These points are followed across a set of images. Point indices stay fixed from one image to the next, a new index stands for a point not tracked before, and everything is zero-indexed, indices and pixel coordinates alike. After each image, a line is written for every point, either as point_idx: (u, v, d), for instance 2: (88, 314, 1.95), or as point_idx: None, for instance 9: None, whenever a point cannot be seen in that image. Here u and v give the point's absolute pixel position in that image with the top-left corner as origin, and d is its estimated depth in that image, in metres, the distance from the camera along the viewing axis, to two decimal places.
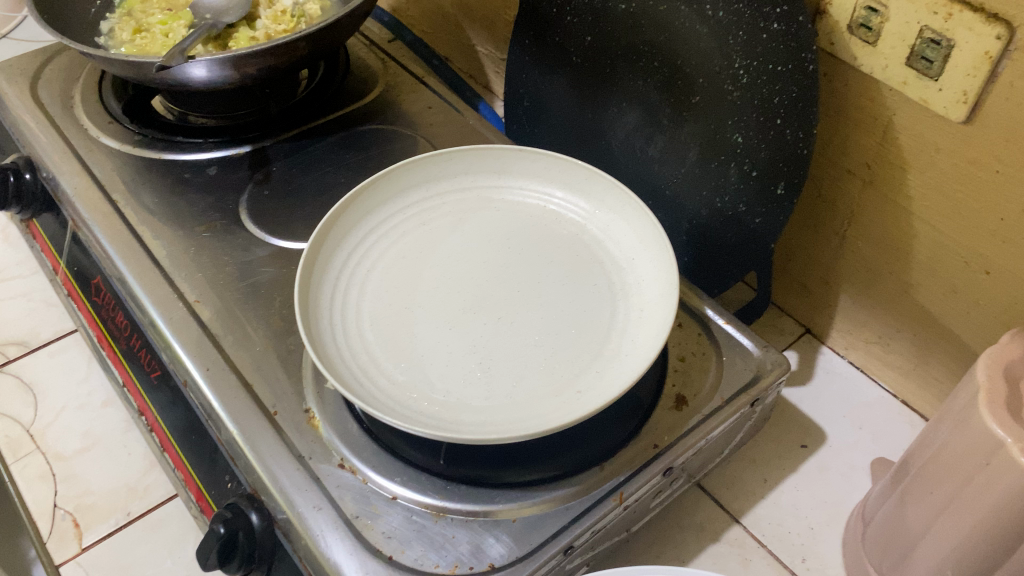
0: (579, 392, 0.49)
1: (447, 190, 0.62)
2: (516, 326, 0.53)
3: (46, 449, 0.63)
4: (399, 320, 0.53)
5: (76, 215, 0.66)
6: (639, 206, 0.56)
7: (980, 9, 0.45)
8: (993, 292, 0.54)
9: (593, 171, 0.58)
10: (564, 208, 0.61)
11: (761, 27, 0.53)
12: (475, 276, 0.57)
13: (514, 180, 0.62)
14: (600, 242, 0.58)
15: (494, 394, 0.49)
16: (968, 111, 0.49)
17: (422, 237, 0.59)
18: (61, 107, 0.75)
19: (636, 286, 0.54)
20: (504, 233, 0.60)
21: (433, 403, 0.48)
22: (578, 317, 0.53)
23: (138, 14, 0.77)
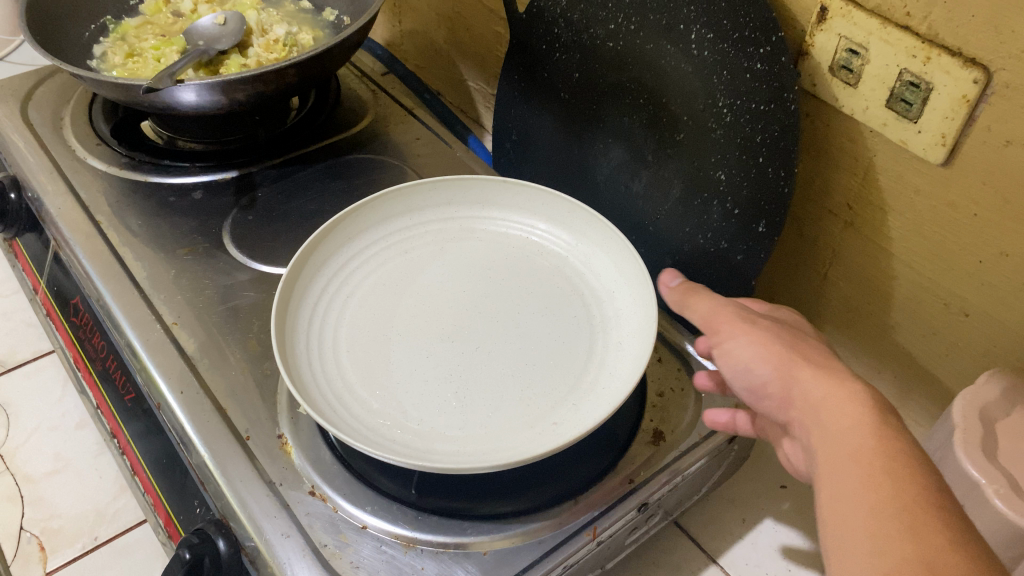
0: (556, 424, 0.48)
1: (429, 221, 0.62)
2: (493, 356, 0.53)
3: (15, 470, 0.62)
4: (377, 348, 0.53)
5: (58, 235, 0.66)
6: (620, 239, 0.56)
7: (957, 54, 0.46)
8: (971, 334, 0.54)
9: (576, 204, 0.59)
10: (545, 240, 0.61)
11: (745, 66, 0.54)
12: (454, 304, 0.56)
13: (498, 212, 0.62)
14: (581, 274, 0.58)
15: (468, 424, 0.49)
16: (948, 153, 0.49)
17: (402, 265, 0.59)
18: (51, 128, 0.75)
19: (615, 320, 0.54)
20: (484, 263, 0.60)
21: (407, 431, 0.48)
22: (556, 348, 0.53)
23: (132, 39, 0.78)
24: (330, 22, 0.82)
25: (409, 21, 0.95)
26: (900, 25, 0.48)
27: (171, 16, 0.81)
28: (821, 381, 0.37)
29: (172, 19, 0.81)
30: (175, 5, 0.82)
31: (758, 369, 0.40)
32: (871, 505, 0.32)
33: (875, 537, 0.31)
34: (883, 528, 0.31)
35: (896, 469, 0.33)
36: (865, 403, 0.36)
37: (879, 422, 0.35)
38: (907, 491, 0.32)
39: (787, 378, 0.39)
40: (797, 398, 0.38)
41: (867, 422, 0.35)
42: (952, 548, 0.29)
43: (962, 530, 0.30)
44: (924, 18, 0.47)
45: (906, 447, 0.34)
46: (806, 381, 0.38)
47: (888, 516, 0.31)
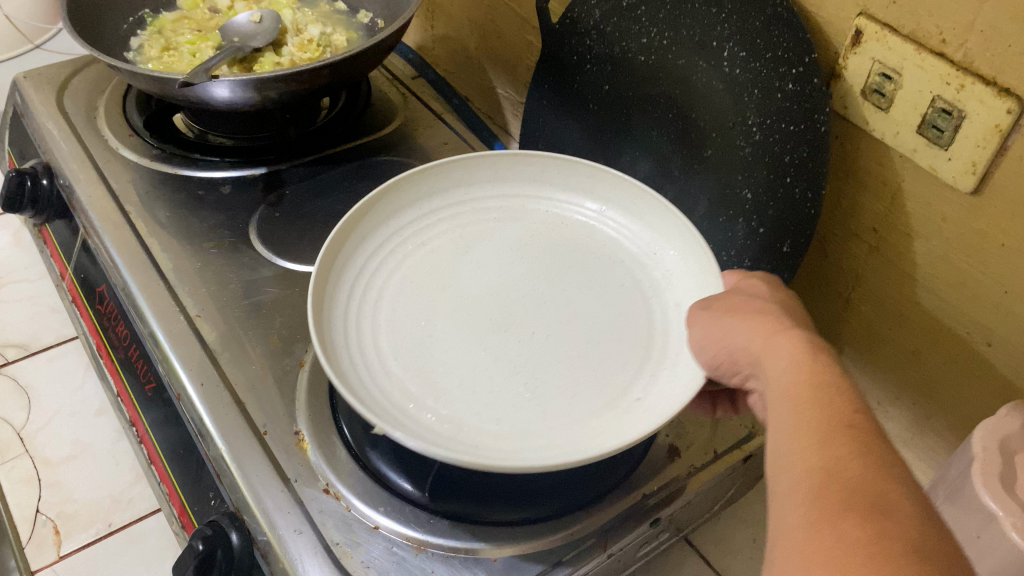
0: (641, 399, 0.47)
1: (442, 211, 0.58)
2: (547, 348, 0.50)
3: (35, 453, 0.63)
4: (421, 345, 0.50)
5: (87, 223, 0.67)
6: (658, 200, 0.55)
7: (992, 82, 0.45)
8: (994, 365, 0.54)
9: (600, 169, 0.57)
10: (569, 210, 0.59)
11: (777, 86, 0.54)
12: (490, 292, 0.54)
13: (509, 188, 0.60)
14: (617, 242, 0.57)
15: (543, 419, 0.46)
16: (978, 182, 0.49)
17: (427, 259, 0.56)
18: (85, 118, 0.77)
19: (665, 283, 0.54)
20: (515, 247, 0.57)
21: (485, 434, 0.45)
22: (614, 327, 0.52)
23: (168, 33, 0.79)
24: (364, 24, 0.83)
25: (441, 26, 0.96)
26: (934, 52, 0.48)
27: (206, 11, 0.82)
28: (756, 334, 0.39)
29: (208, 15, 0.82)
30: (212, 1, 0.83)
31: (709, 347, 0.42)
32: (794, 425, 0.33)
33: (792, 453, 0.32)
34: (801, 445, 0.32)
35: (822, 397, 0.34)
36: (796, 343, 0.37)
37: (812, 358, 0.36)
38: (827, 412, 0.33)
39: (728, 340, 0.40)
40: (740, 354, 0.40)
41: (800, 361, 0.36)
42: (859, 461, 0.31)
43: (875, 446, 0.31)
44: (959, 46, 0.47)
45: (835, 377, 0.35)
46: (739, 332, 0.40)
47: (808, 437, 0.32)
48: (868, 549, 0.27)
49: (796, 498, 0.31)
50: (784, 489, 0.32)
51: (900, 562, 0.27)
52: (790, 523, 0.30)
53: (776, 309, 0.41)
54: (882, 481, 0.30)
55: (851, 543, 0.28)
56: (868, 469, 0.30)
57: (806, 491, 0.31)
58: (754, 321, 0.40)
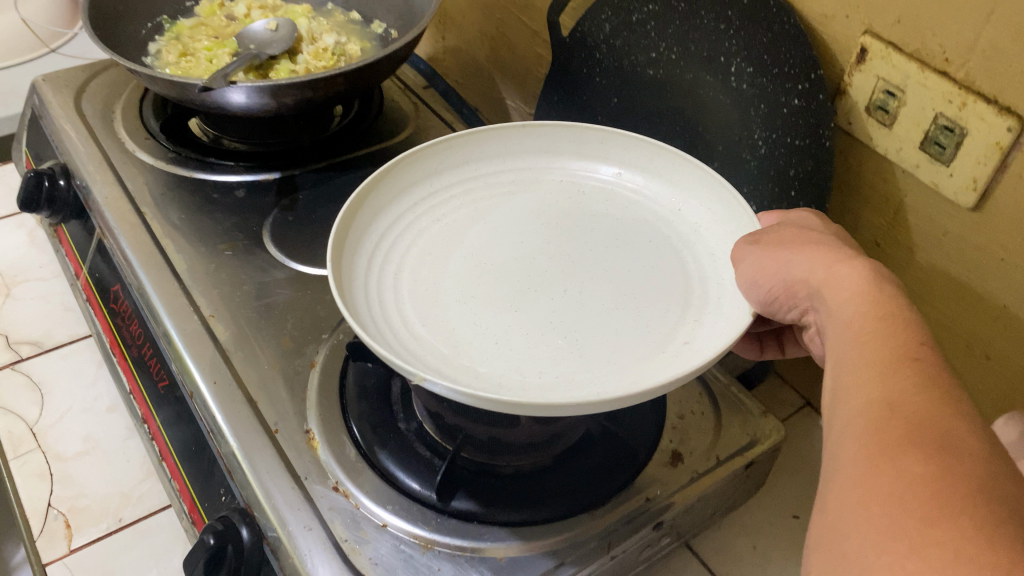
0: (688, 343, 0.45)
1: (452, 184, 0.57)
2: (578, 310, 0.49)
3: (47, 448, 0.64)
4: (447, 308, 0.48)
5: (103, 223, 0.68)
6: (676, 155, 0.55)
7: (993, 101, 0.47)
8: (993, 378, 0.55)
9: (609, 133, 0.57)
10: (584, 176, 0.59)
11: (783, 101, 0.55)
12: (514, 258, 0.53)
13: (519, 160, 0.59)
14: (641, 201, 0.57)
15: (589, 371, 0.44)
16: (979, 199, 0.50)
17: (443, 232, 0.54)
18: (102, 121, 0.78)
19: (694, 233, 0.53)
20: (532, 216, 0.56)
21: (533, 386, 0.43)
22: (647, 282, 0.50)
23: (185, 39, 0.81)
24: (377, 34, 0.85)
25: (452, 37, 0.97)
26: (937, 70, 0.49)
27: (223, 19, 0.83)
28: (817, 267, 0.40)
29: (225, 22, 0.83)
30: (229, 9, 0.85)
31: (764, 280, 0.42)
32: (858, 360, 0.34)
33: (855, 387, 0.32)
34: (863, 380, 0.32)
35: (890, 333, 0.34)
36: (858, 272, 0.38)
37: (877, 290, 0.36)
38: (892, 347, 0.33)
39: (785, 275, 0.41)
40: (798, 284, 0.40)
41: (864, 292, 0.37)
42: (925, 396, 0.30)
43: (942, 381, 0.31)
44: (962, 65, 0.48)
45: (902, 314, 0.35)
46: (797, 266, 0.40)
47: (872, 371, 0.32)
48: (928, 483, 0.27)
49: (854, 431, 0.31)
50: (842, 424, 0.32)
51: (959, 496, 0.26)
52: (846, 456, 0.30)
53: (834, 244, 0.41)
54: (947, 416, 0.29)
55: (908, 477, 0.27)
56: (934, 404, 0.30)
57: (864, 426, 0.30)
58: (814, 254, 0.40)
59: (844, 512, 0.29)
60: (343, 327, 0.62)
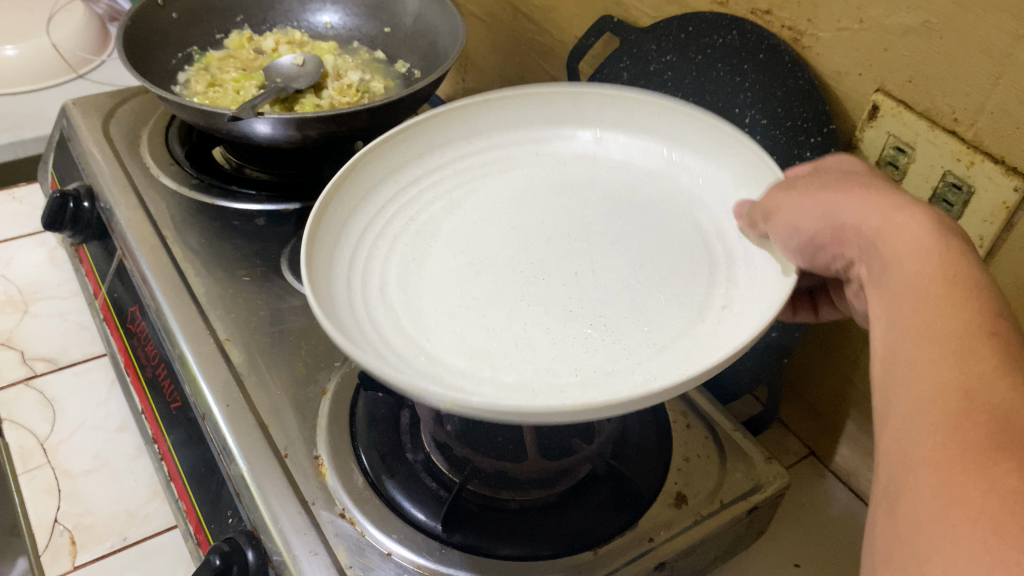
0: (726, 305, 0.46)
1: (418, 179, 0.57)
2: (581, 295, 0.49)
3: (56, 464, 0.64)
4: (445, 309, 0.48)
5: (124, 244, 0.70)
6: (658, 106, 0.57)
7: (1001, 161, 0.48)
8: None
9: (578, 91, 0.59)
10: (562, 145, 0.60)
11: (795, 154, 0.57)
12: (519, 247, 0.53)
13: (486, 138, 0.60)
14: (638, 162, 0.59)
15: (622, 355, 0.44)
16: (986, 254, 0.51)
17: (423, 230, 0.54)
18: (129, 146, 0.80)
19: (695, 191, 0.56)
20: (525, 202, 0.57)
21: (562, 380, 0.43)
22: (659, 249, 0.52)
23: (214, 70, 0.83)
24: (401, 74, 0.87)
25: (474, 78, 1.00)
26: (947, 129, 0.50)
27: (252, 52, 0.86)
28: (870, 212, 0.38)
29: (254, 55, 0.86)
30: (257, 42, 0.87)
31: (807, 224, 0.41)
32: (922, 329, 0.33)
33: (926, 370, 0.32)
34: (933, 358, 0.32)
35: (955, 300, 0.33)
36: (920, 219, 0.37)
37: (939, 242, 0.36)
38: (964, 321, 0.32)
39: (835, 220, 0.39)
40: (847, 229, 0.39)
41: (925, 243, 0.36)
42: (1007, 385, 0.29)
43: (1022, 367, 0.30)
44: (970, 125, 0.49)
45: (974, 279, 0.34)
46: (852, 212, 0.39)
47: (943, 349, 0.32)
48: (1021, 494, 0.25)
49: (929, 422, 0.30)
50: (912, 411, 0.31)
51: None
52: (922, 454, 0.29)
53: (878, 184, 0.40)
54: None
55: (1002, 490, 0.26)
56: (1019, 394, 0.29)
57: (945, 416, 0.29)
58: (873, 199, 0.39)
59: (924, 522, 0.27)
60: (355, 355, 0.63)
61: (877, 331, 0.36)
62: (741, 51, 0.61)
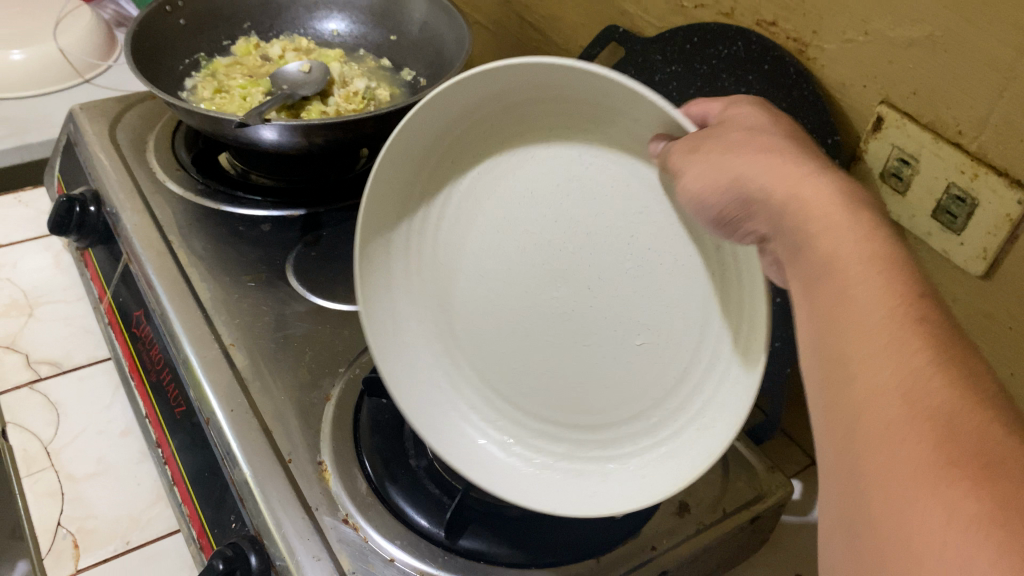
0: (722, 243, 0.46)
1: (407, 264, 0.56)
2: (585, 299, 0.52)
3: (60, 468, 0.65)
4: (517, 363, 0.55)
5: (130, 249, 0.70)
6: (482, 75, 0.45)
7: (1004, 173, 0.48)
8: None
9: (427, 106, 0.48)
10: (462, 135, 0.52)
11: None
12: (512, 267, 0.54)
13: (403, 180, 0.53)
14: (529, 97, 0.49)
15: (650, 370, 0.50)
16: (988, 267, 0.51)
17: (443, 283, 0.56)
18: (135, 151, 0.80)
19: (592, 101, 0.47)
20: (480, 199, 0.53)
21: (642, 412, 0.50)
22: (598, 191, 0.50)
23: (221, 76, 0.84)
24: (407, 81, 0.88)
25: None
26: (951, 141, 0.51)
27: (259, 58, 0.86)
28: (775, 182, 0.38)
29: (260, 62, 0.86)
30: (264, 49, 0.88)
31: (715, 198, 0.40)
32: (850, 322, 0.32)
33: (860, 368, 0.31)
34: (863, 355, 0.31)
35: (876, 286, 0.32)
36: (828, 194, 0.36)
37: (853, 216, 0.35)
38: (886, 304, 0.32)
39: (744, 197, 0.39)
40: (757, 202, 0.39)
41: (839, 221, 0.35)
42: (942, 381, 0.29)
43: (951, 356, 0.30)
44: (974, 138, 0.49)
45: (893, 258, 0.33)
46: (758, 179, 0.39)
47: (870, 346, 0.31)
48: (981, 509, 0.25)
49: (870, 431, 0.29)
50: (850, 415, 0.30)
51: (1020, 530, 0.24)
52: (869, 467, 0.29)
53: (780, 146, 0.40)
54: (973, 413, 0.27)
55: (959, 510, 0.25)
56: (954, 393, 0.28)
57: (885, 423, 0.29)
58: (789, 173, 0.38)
59: (885, 539, 0.27)
60: (359, 361, 0.63)
61: (805, 318, 0.35)
62: (746, 62, 0.61)
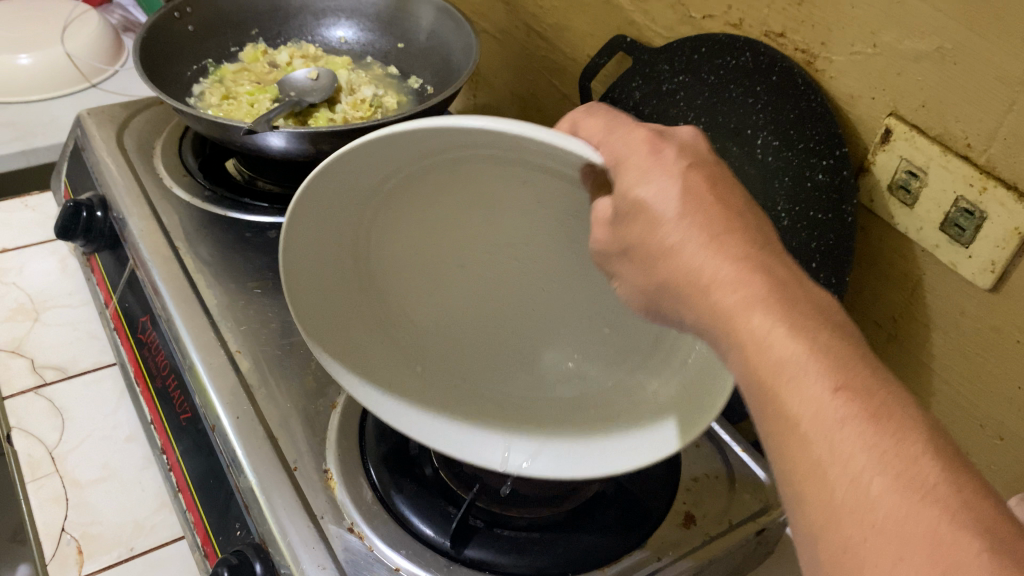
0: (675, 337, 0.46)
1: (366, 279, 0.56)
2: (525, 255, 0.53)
3: (64, 473, 0.64)
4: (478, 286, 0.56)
5: (137, 255, 0.70)
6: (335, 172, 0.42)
7: (1013, 187, 0.48)
8: (1005, 459, 0.56)
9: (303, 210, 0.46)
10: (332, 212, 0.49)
11: (807, 175, 0.58)
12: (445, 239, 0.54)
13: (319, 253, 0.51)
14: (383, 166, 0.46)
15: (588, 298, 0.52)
16: (996, 281, 0.51)
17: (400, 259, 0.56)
18: (142, 157, 0.81)
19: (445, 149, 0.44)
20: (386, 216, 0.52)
21: None
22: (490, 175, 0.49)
23: (229, 83, 0.84)
24: (414, 89, 0.88)
25: (485, 95, 1.00)
26: (959, 154, 0.51)
27: (267, 66, 0.87)
28: (659, 260, 0.35)
29: (268, 69, 0.87)
30: (272, 56, 0.89)
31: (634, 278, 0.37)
32: (765, 404, 0.30)
33: (790, 459, 0.29)
34: (786, 444, 0.29)
35: (770, 352, 0.30)
36: (730, 262, 0.32)
37: (729, 272, 0.32)
38: (813, 396, 0.28)
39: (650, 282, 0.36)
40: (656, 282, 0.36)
41: (717, 281, 0.32)
42: (868, 463, 0.27)
43: (863, 424, 0.27)
44: (983, 151, 0.49)
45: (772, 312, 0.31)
46: (648, 262, 0.36)
47: (787, 435, 0.29)
48: None
49: (822, 533, 0.27)
50: (799, 514, 0.29)
51: None
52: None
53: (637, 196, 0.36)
54: (913, 501, 0.26)
55: None
56: (882, 477, 0.26)
57: (834, 528, 0.27)
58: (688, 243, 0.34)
59: None
60: None
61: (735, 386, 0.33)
62: (753, 73, 0.61)
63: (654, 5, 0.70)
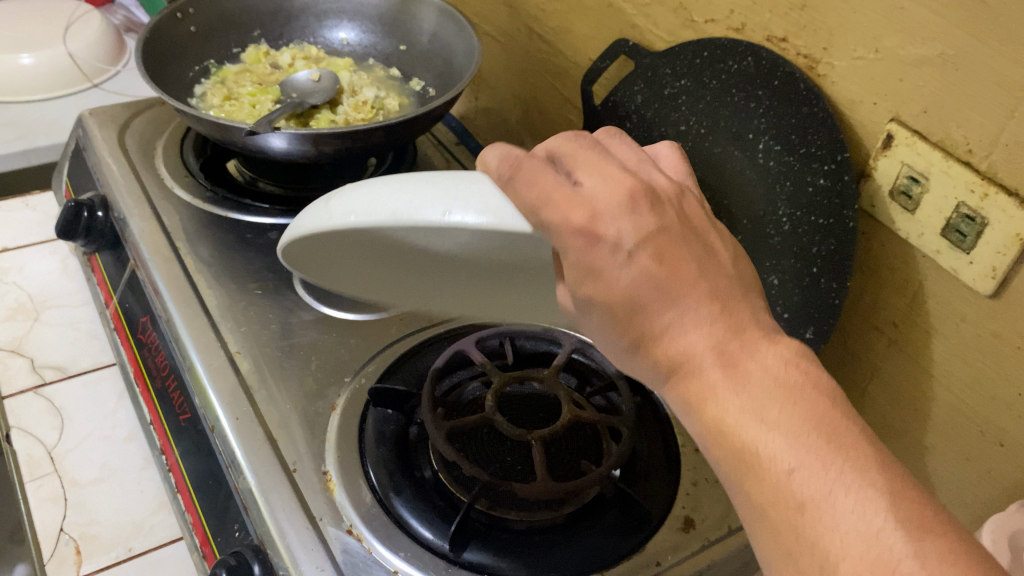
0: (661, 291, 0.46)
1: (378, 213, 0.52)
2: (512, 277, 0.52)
3: (64, 473, 0.64)
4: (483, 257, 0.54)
5: (137, 255, 0.70)
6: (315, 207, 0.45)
7: (1014, 194, 0.48)
8: (1004, 466, 0.55)
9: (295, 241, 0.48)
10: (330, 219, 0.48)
11: (808, 180, 0.58)
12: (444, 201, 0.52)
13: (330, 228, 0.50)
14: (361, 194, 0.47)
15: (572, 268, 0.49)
16: (997, 286, 0.51)
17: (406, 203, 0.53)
18: (144, 157, 0.81)
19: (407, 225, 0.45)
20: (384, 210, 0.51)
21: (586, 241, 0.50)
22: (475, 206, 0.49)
23: (230, 83, 0.85)
24: (416, 91, 0.88)
25: (486, 98, 1.00)
26: (961, 160, 0.51)
27: (269, 67, 0.87)
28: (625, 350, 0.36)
29: (270, 70, 0.87)
30: (274, 57, 0.89)
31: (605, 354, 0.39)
32: (736, 489, 0.32)
33: (766, 544, 0.31)
34: (761, 531, 0.31)
35: (732, 444, 0.32)
36: (691, 350, 0.33)
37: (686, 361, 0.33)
38: (775, 484, 0.31)
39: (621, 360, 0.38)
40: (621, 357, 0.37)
41: (676, 371, 0.34)
42: (833, 546, 0.29)
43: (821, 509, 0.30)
44: (984, 157, 0.49)
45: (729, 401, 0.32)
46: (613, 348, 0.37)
47: (760, 523, 0.31)
48: None
49: None
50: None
51: None
52: None
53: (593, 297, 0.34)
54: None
55: None
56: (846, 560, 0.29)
57: None
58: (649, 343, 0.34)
59: None
60: (365, 371, 0.63)
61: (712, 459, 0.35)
62: (755, 78, 0.61)
63: (656, 8, 0.70)
